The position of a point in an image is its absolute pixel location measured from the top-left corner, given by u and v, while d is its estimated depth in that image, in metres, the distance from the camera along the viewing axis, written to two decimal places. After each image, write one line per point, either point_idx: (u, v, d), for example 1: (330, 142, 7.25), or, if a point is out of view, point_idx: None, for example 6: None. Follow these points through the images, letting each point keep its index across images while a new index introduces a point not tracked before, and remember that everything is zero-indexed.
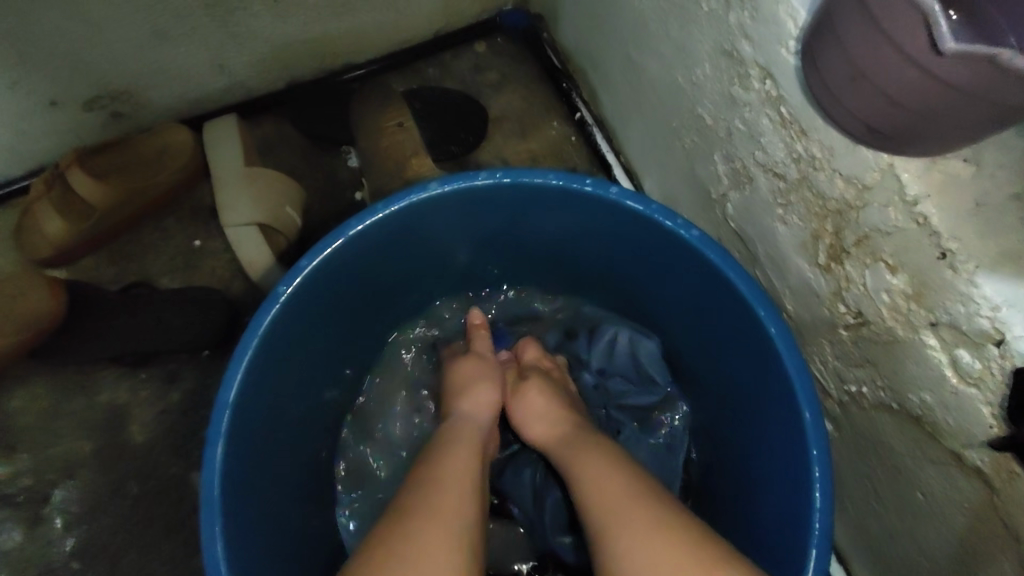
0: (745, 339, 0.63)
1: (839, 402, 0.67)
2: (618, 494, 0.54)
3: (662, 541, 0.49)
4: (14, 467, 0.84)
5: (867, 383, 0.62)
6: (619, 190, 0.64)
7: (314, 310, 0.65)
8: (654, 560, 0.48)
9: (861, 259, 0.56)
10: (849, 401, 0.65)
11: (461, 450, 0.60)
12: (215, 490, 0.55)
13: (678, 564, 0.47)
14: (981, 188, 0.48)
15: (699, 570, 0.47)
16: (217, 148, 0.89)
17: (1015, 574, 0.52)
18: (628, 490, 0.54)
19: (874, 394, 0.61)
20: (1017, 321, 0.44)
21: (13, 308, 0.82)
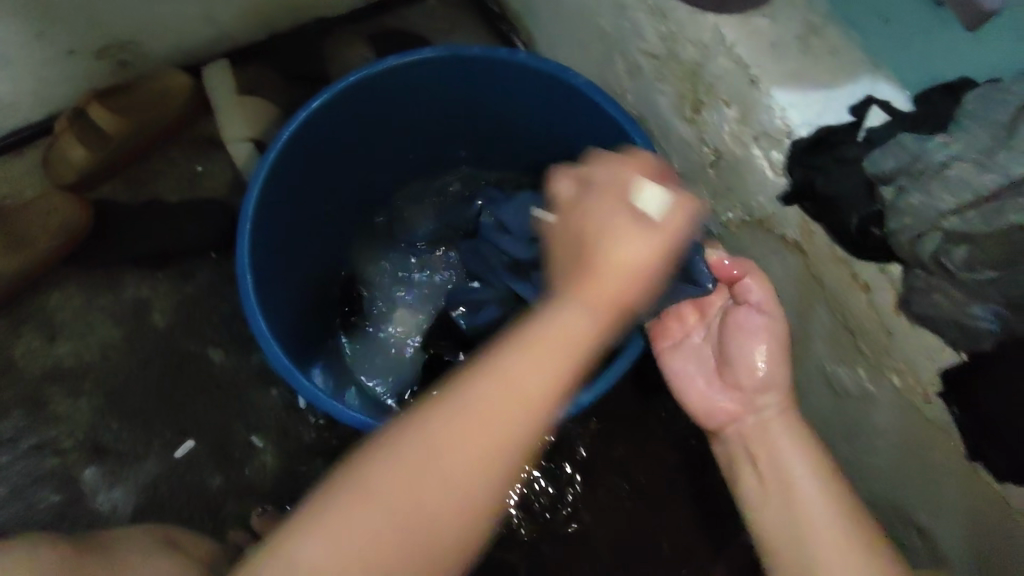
0: None
1: (721, 234, 0.83)
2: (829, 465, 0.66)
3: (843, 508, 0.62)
4: (56, 351, 1.00)
5: (733, 209, 0.78)
6: (527, 56, 0.73)
7: (299, 186, 0.77)
8: (829, 513, 0.62)
9: (712, 104, 0.72)
10: (725, 229, 0.82)
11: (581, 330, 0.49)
12: (251, 295, 0.69)
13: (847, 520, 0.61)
14: (777, 32, 0.64)
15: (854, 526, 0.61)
16: (212, 82, 1.07)
17: (828, 317, 0.69)
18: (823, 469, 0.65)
19: (736, 214, 0.78)
20: (795, 115, 0.62)
21: (48, 219, 0.97)
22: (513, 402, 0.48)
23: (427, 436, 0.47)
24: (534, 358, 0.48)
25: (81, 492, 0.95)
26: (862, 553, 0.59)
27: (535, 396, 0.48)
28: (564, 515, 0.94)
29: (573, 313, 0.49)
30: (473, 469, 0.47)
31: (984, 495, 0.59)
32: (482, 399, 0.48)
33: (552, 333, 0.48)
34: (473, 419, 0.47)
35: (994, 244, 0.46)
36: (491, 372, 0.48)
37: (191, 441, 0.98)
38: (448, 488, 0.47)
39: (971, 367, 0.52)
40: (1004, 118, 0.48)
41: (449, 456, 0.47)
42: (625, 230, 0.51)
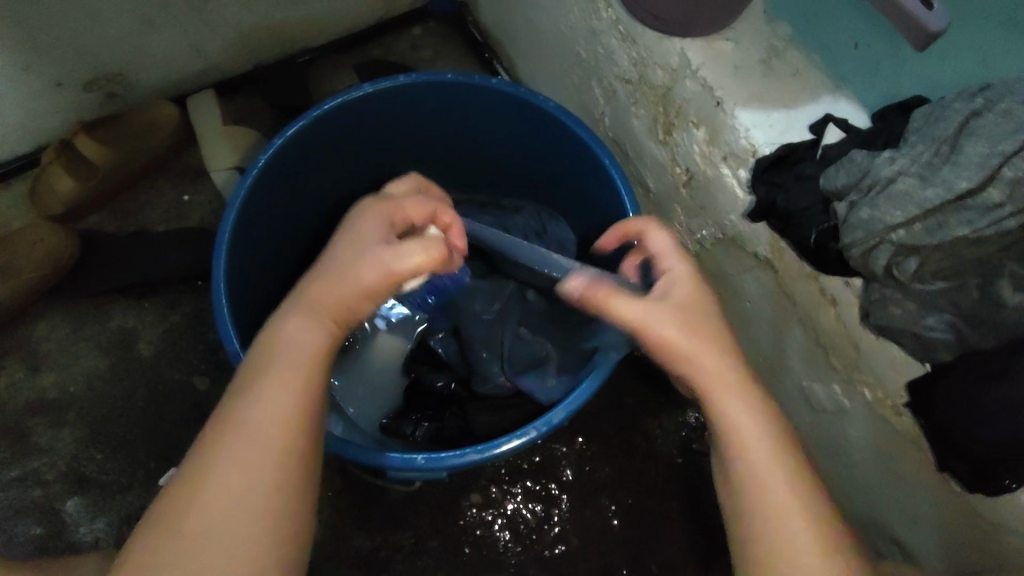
0: (609, 213, 0.77)
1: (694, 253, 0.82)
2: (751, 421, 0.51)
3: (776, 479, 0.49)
4: (40, 383, 1.00)
5: (706, 226, 0.76)
6: (499, 81, 0.74)
7: (277, 212, 0.79)
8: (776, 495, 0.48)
9: (682, 125, 0.71)
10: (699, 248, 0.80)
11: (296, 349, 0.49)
12: (227, 321, 0.69)
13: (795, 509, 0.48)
14: (740, 57, 0.65)
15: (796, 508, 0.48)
16: (198, 112, 1.08)
17: (803, 337, 0.69)
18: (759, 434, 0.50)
19: (710, 233, 0.76)
20: (760, 135, 0.63)
21: (33, 250, 0.98)
22: (295, 361, 0.49)
23: (219, 457, 0.45)
24: (273, 368, 0.48)
25: (62, 525, 0.95)
26: (817, 539, 0.47)
27: (291, 374, 0.48)
28: (551, 538, 0.93)
29: (294, 323, 0.51)
30: (257, 465, 0.45)
31: (954, 503, 0.60)
32: (261, 404, 0.46)
33: (300, 330, 0.50)
34: (263, 386, 0.47)
35: (937, 256, 0.49)
36: (254, 383, 0.47)
37: (175, 469, 0.97)
38: (240, 498, 0.43)
39: (932, 375, 0.53)
40: (946, 133, 0.48)
41: (236, 462, 0.44)
42: (354, 240, 0.54)
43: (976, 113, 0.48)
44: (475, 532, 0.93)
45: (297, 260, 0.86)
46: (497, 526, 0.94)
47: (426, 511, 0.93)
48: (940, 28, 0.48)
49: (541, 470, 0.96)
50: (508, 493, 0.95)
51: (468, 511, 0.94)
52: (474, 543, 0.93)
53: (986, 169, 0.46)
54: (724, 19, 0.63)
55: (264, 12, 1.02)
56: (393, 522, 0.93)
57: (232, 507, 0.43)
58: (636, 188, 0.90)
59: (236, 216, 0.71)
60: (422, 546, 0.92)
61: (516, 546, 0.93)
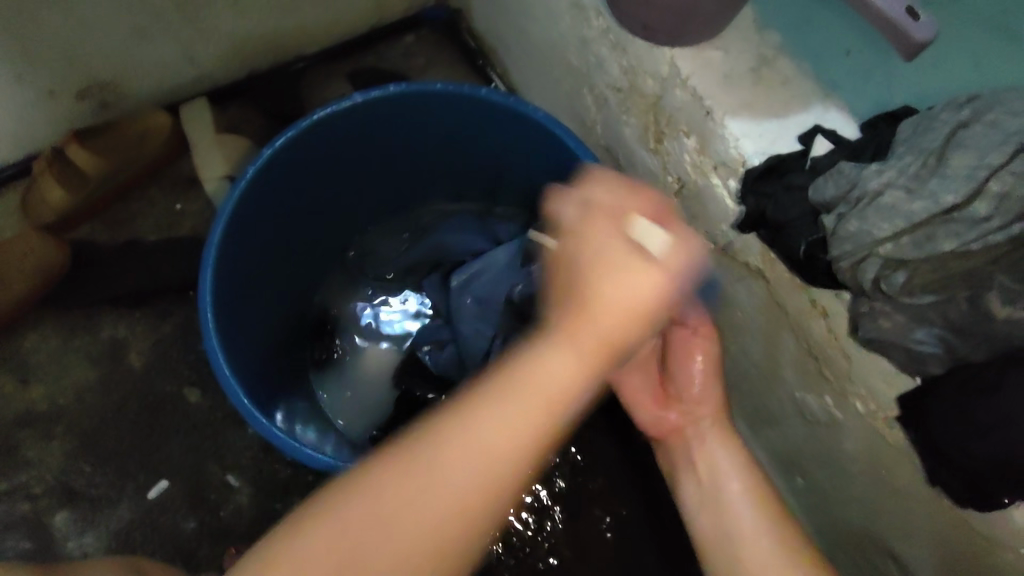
0: None
1: None
2: (737, 459, 0.65)
3: (761, 505, 0.61)
4: (30, 394, 0.99)
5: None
6: (489, 91, 0.74)
7: (266, 222, 0.78)
8: (753, 515, 0.60)
9: (672, 134, 0.71)
10: None
11: (531, 403, 0.44)
12: (212, 333, 0.68)
13: (770, 526, 0.59)
14: (730, 65, 0.64)
15: (771, 524, 0.59)
16: (190, 120, 1.07)
17: (796, 348, 0.68)
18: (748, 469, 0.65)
19: None
20: (749, 144, 0.62)
21: (23, 264, 0.97)
22: (525, 425, 0.44)
23: (401, 478, 0.43)
24: (517, 400, 0.44)
25: (50, 539, 0.94)
26: (779, 537, 0.58)
27: (515, 433, 0.44)
28: (544, 550, 0.93)
29: (556, 357, 0.45)
30: (438, 512, 0.42)
31: (948, 516, 0.59)
32: (457, 443, 0.43)
33: (550, 380, 0.45)
34: (487, 435, 0.43)
35: (926, 269, 0.48)
36: (482, 404, 0.44)
37: (165, 482, 0.97)
38: (415, 537, 0.42)
39: (922, 391, 0.52)
40: (935, 144, 0.48)
41: (416, 488, 0.42)
42: (622, 278, 0.46)
43: (962, 124, 0.48)
44: None
45: (286, 270, 0.85)
46: (490, 539, 0.93)
47: None
48: (928, 38, 0.48)
49: (534, 481, 0.95)
50: None
51: None
52: None
53: (972, 182, 0.46)
54: (713, 28, 0.63)
55: (256, 20, 1.02)
56: None
57: (398, 539, 0.42)
58: None
59: (224, 227, 0.71)
60: None
61: (509, 558, 0.92)
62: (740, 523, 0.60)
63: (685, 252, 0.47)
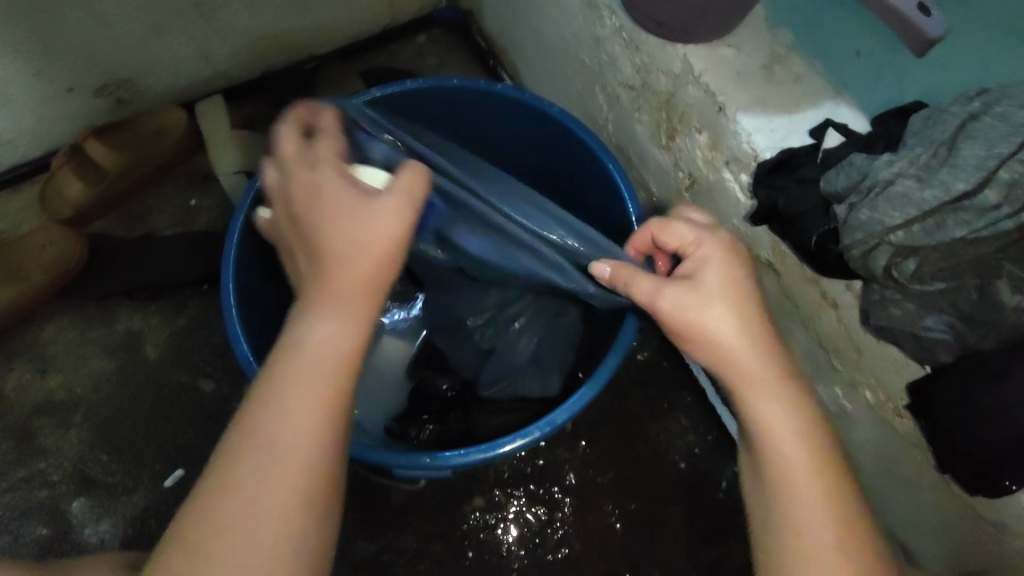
0: (613, 221, 0.78)
1: None
2: (788, 417, 0.48)
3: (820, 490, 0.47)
4: (48, 384, 1.01)
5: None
6: (504, 87, 0.75)
7: (284, 216, 0.80)
8: (813, 502, 0.47)
9: (684, 130, 0.72)
10: None
11: (307, 369, 0.43)
12: (235, 322, 0.69)
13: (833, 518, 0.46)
14: (742, 62, 0.66)
15: (840, 521, 0.46)
16: (206, 117, 1.09)
17: (806, 339, 0.70)
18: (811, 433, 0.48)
19: None
20: (761, 139, 0.63)
21: (43, 253, 0.99)
22: (315, 400, 0.42)
23: (261, 444, 0.41)
24: (299, 372, 0.43)
25: (68, 525, 0.95)
26: (831, 511, 0.46)
27: (324, 383, 0.43)
28: (554, 541, 0.94)
29: (321, 327, 0.44)
30: (271, 501, 0.41)
31: (956, 505, 0.60)
32: (289, 400, 0.42)
33: (313, 349, 0.43)
34: (280, 425, 0.42)
35: (936, 257, 0.49)
36: (267, 392, 0.42)
37: (180, 471, 0.98)
38: (281, 488, 0.41)
39: (932, 377, 0.53)
40: (944, 135, 0.49)
41: (275, 444, 0.41)
42: (355, 212, 0.46)
43: (972, 116, 0.48)
44: (479, 535, 0.93)
45: None
46: (501, 530, 0.94)
47: (429, 516, 0.94)
48: (938, 34, 0.49)
49: (544, 474, 0.96)
50: (511, 497, 0.95)
51: (472, 514, 0.94)
52: (477, 546, 0.93)
53: (981, 171, 0.47)
54: (725, 26, 0.64)
55: (271, 19, 1.04)
56: (396, 525, 0.93)
57: (244, 549, 0.40)
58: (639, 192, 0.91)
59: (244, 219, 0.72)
60: (424, 548, 0.93)
61: (520, 550, 0.93)
62: (792, 511, 0.47)
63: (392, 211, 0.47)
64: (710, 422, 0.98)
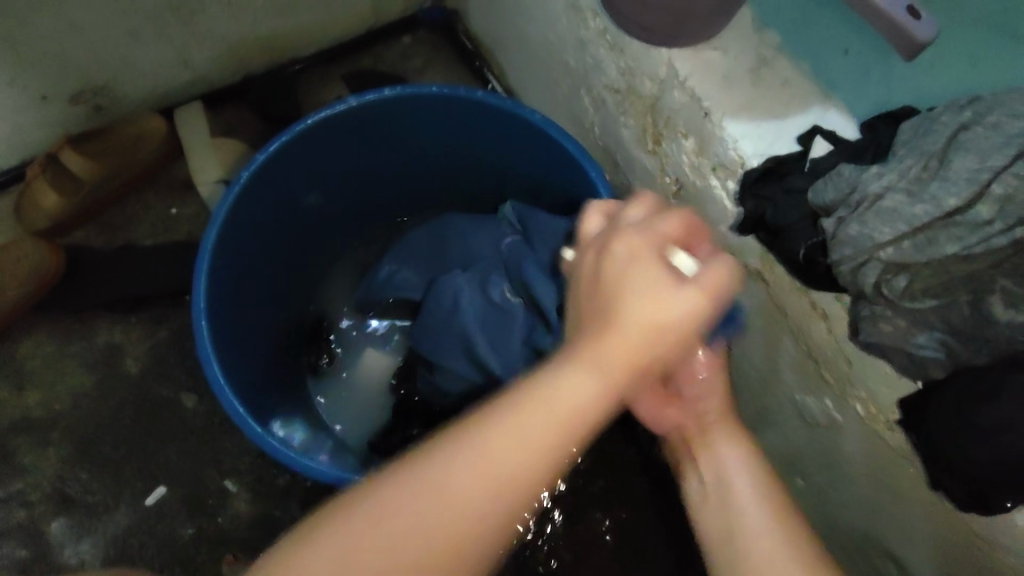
0: None
1: None
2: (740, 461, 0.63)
3: (770, 512, 0.58)
4: (25, 401, 0.99)
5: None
6: (485, 94, 0.74)
7: (261, 226, 0.78)
8: (764, 524, 0.57)
9: (670, 135, 0.70)
10: None
11: (536, 429, 0.42)
12: (206, 341, 0.68)
13: (783, 535, 0.56)
14: (727, 66, 0.64)
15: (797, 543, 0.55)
16: (186, 124, 1.07)
17: (796, 350, 0.68)
18: (760, 477, 0.62)
19: None
20: (748, 145, 0.61)
21: (15, 265, 0.96)
22: (531, 462, 0.42)
23: (457, 475, 0.42)
24: (533, 414, 0.42)
25: (47, 546, 0.93)
26: (789, 537, 0.55)
27: (559, 439, 0.42)
28: (543, 553, 0.92)
29: (576, 383, 0.43)
30: (423, 539, 0.41)
31: (948, 521, 0.59)
32: (507, 443, 0.42)
33: (579, 412, 0.43)
34: (485, 475, 0.42)
35: (927, 272, 0.48)
36: (495, 425, 0.42)
37: (162, 488, 0.96)
38: (435, 528, 0.41)
39: (924, 393, 0.52)
40: (935, 147, 0.48)
41: (445, 497, 0.41)
42: (653, 294, 0.44)
43: (963, 127, 0.47)
44: None
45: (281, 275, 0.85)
46: None
47: None
48: (930, 38, 0.48)
49: None
50: None
51: None
52: None
53: (974, 185, 0.46)
54: (711, 28, 0.62)
55: (250, 23, 1.02)
56: None
57: (392, 556, 0.40)
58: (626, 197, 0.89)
59: (218, 233, 0.70)
60: None
61: (508, 562, 0.92)
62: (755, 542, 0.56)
63: (706, 299, 0.45)
64: None
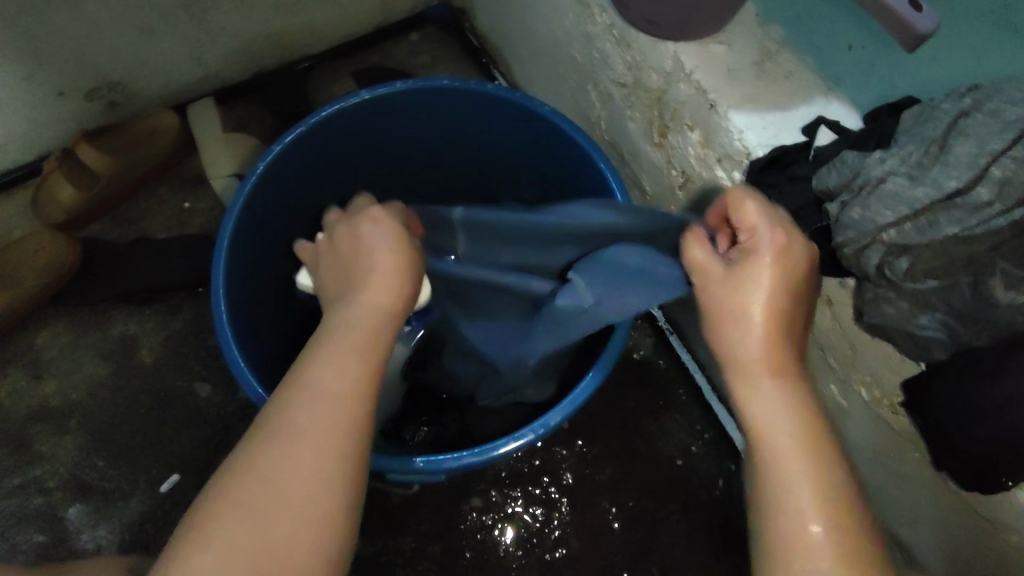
0: None
1: None
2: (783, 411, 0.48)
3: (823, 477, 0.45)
4: (42, 390, 1.00)
5: None
6: (495, 86, 0.75)
7: (273, 219, 0.79)
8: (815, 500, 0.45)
9: (677, 128, 0.72)
10: None
11: (340, 346, 0.49)
12: (226, 327, 0.69)
13: (839, 515, 0.44)
14: (732, 59, 0.65)
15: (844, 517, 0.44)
16: (199, 120, 1.08)
17: (801, 337, 0.69)
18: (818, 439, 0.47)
19: None
20: (753, 137, 0.62)
21: (33, 257, 0.99)
22: (351, 366, 0.49)
23: (309, 393, 0.47)
24: (336, 341, 0.50)
25: (64, 531, 0.95)
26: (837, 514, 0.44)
27: (362, 348, 0.50)
28: (552, 540, 0.94)
29: (359, 305, 0.52)
30: (300, 461, 0.45)
31: (953, 501, 0.60)
32: (326, 365, 0.48)
33: (352, 325, 0.51)
34: (321, 384, 0.47)
35: (929, 254, 0.49)
36: (312, 359, 0.49)
37: (176, 476, 0.98)
38: (311, 450, 0.45)
39: (927, 374, 0.53)
40: (936, 133, 0.49)
41: (297, 444, 0.45)
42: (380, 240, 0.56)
43: (963, 113, 0.49)
44: (476, 536, 0.93)
45: (295, 266, 0.87)
46: (498, 531, 0.94)
47: (425, 517, 0.93)
48: (929, 31, 0.49)
49: (542, 474, 0.96)
50: (510, 498, 0.95)
51: (469, 515, 0.94)
52: (475, 547, 0.93)
53: (973, 169, 0.47)
54: (717, 23, 0.63)
55: (262, 19, 1.03)
56: (394, 526, 0.93)
57: (286, 482, 0.44)
58: (633, 190, 0.90)
59: (235, 223, 0.72)
60: (422, 551, 0.92)
61: (517, 550, 0.93)
62: (798, 516, 0.45)
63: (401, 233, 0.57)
64: (707, 420, 0.98)
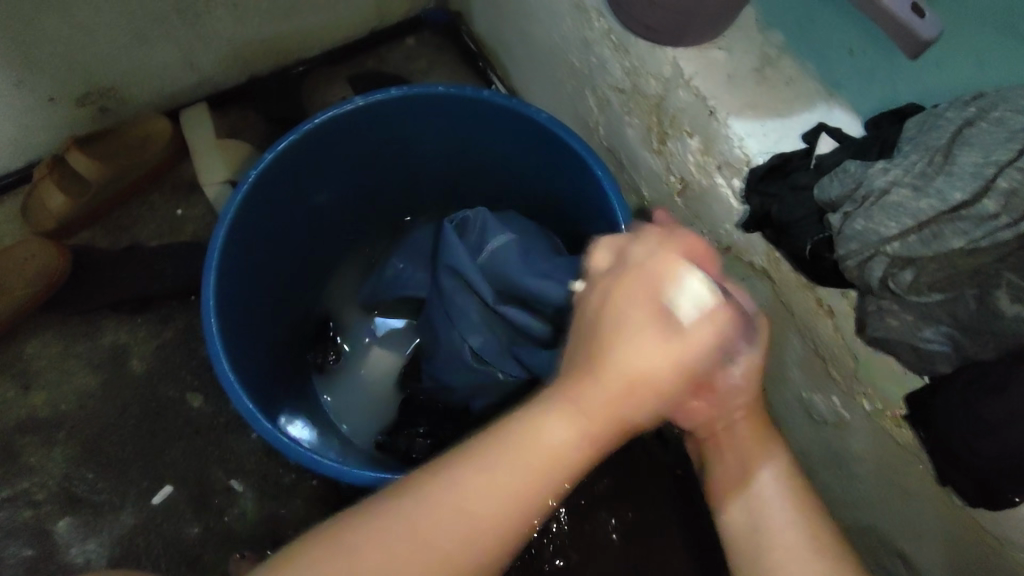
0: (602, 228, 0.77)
1: None
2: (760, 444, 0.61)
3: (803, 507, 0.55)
4: (32, 400, 0.99)
5: (702, 236, 0.75)
6: (491, 93, 0.74)
7: (266, 228, 0.78)
8: (793, 529, 0.53)
9: (675, 135, 0.71)
10: None
11: (567, 376, 0.45)
12: (216, 338, 0.68)
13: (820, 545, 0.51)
14: (731, 65, 0.65)
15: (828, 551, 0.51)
16: (192, 125, 1.07)
17: (802, 347, 0.68)
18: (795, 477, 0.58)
19: (706, 243, 0.75)
20: (753, 144, 0.62)
21: (23, 265, 0.97)
22: (570, 401, 0.45)
23: (523, 430, 0.43)
24: (562, 371, 0.46)
25: (54, 543, 0.94)
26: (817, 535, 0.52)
27: (584, 378, 0.46)
28: (549, 552, 0.92)
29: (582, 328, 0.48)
30: (498, 494, 0.42)
31: (957, 517, 0.59)
32: (542, 400, 0.44)
33: (564, 355, 0.47)
34: (532, 421, 0.44)
35: (933, 267, 0.48)
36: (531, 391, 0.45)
37: (168, 487, 0.96)
38: (515, 489, 0.42)
39: (932, 387, 0.52)
40: (940, 142, 0.48)
41: (468, 487, 0.42)
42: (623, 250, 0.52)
43: (969, 122, 0.48)
44: None
45: (288, 274, 0.85)
46: None
47: None
48: (933, 36, 0.48)
49: None
50: None
51: None
52: None
53: (979, 180, 0.46)
54: (716, 28, 0.62)
55: (255, 24, 1.02)
56: None
57: (468, 514, 0.41)
58: (631, 196, 0.89)
59: (226, 232, 0.70)
60: None
61: (514, 562, 0.92)
62: (779, 535, 0.53)
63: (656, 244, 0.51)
64: None
